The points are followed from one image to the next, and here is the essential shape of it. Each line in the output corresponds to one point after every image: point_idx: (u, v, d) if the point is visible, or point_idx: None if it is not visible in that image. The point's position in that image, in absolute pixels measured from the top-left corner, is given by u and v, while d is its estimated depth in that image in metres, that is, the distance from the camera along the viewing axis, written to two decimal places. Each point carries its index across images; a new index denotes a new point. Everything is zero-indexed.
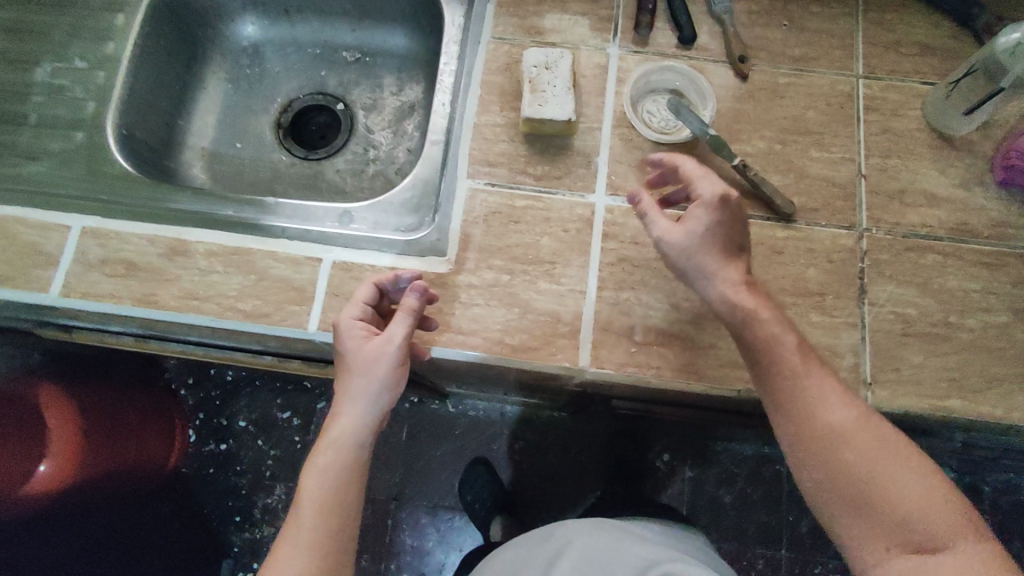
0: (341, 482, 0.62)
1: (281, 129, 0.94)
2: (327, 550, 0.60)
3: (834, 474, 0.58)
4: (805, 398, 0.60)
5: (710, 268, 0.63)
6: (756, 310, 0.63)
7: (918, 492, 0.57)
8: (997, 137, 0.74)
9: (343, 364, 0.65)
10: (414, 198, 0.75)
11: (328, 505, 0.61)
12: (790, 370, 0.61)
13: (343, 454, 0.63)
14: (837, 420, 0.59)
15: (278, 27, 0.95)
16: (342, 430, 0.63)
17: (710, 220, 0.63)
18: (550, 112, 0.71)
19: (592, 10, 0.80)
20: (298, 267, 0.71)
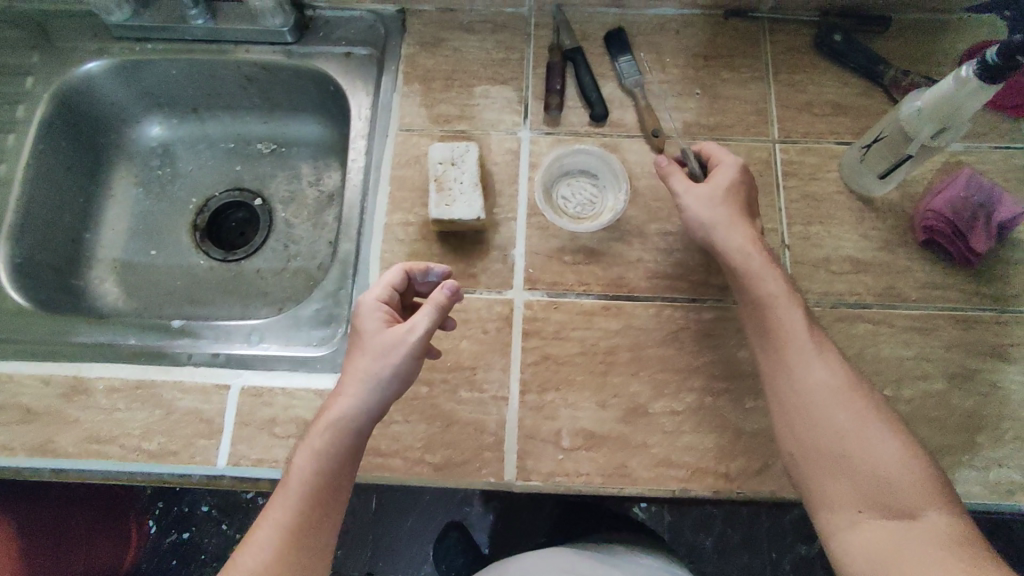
0: (331, 471, 0.56)
1: (197, 230, 0.90)
2: (300, 547, 0.54)
3: (818, 432, 0.57)
4: (801, 354, 0.59)
5: (730, 218, 0.65)
6: (765, 280, 0.62)
7: (899, 459, 0.56)
8: (916, 196, 0.73)
9: (355, 342, 0.60)
10: (327, 308, 0.72)
11: (315, 486, 0.56)
12: (793, 329, 0.60)
13: (341, 441, 0.57)
14: (829, 379, 0.58)
15: (186, 125, 0.92)
16: (342, 413, 0.57)
17: (735, 176, 0.67)
18: (458, 211, 0.68)
19: (500, 93, 0.78)
20: (207, 397, 0.68)
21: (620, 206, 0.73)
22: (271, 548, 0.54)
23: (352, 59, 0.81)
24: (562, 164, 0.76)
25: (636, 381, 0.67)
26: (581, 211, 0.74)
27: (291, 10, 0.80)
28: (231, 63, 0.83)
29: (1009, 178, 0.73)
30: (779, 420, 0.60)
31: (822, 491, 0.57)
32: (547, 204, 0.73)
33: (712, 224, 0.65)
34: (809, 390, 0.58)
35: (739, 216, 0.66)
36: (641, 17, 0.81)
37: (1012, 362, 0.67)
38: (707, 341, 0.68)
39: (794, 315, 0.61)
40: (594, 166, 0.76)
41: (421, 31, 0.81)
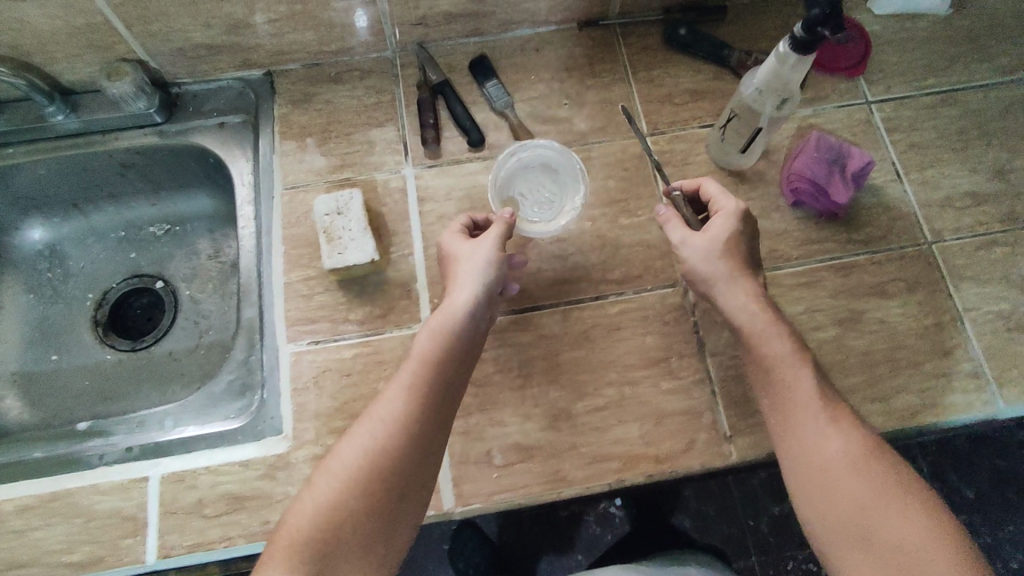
0: (447, 351, 0.60)
1: (99, 326, 0.87)
2: (416, 428, 0.57)
3: (838, 506, 0.56)
4: (815, 423, 0.59)
5: (731, 276, 0.64)
6: (774, 341, 0.61)
7: (916, 530, 0.54)
8: (780, 162, 0.78)
9: (448, 255, 0.66)
10: (240, 378, 0.71)
11: (435, 361, 0.60)
12: (799, 390, 0.60)
13: (458, 321, 0.61)
14: (845, 449, 0.57)
15: (71, 221, 0.89)
16: (455, 301, 0.62)
17: (736, 228, 0.65)
18: (351, 257, 0.69)
19: (379, 137, 0.80)
20: (126, 494, 0.64)
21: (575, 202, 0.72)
22: (392, 413, 0.57)
23: (227, 128, 0.82)
24: (538, 158, 0.75)
25: (555, 387, 0.69)
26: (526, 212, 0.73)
27: (155, 92, 0.80)
28: (102, 154, 0.82)
29: (856, 132, 0.80)
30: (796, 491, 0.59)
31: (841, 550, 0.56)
32: (498, 194, 0.73)
33: (712, 282, 0.64)
34: (824, 450, 0.58)
35: (737, 267, 0.64)
36: (500, 41, 0.85)
37: (892, 297, 0.72)
38: (617, 334, 0.71)
39: (801, 380, 0.60)
40: (550, 160, 0.75)
41: (290, 90, 0.83)
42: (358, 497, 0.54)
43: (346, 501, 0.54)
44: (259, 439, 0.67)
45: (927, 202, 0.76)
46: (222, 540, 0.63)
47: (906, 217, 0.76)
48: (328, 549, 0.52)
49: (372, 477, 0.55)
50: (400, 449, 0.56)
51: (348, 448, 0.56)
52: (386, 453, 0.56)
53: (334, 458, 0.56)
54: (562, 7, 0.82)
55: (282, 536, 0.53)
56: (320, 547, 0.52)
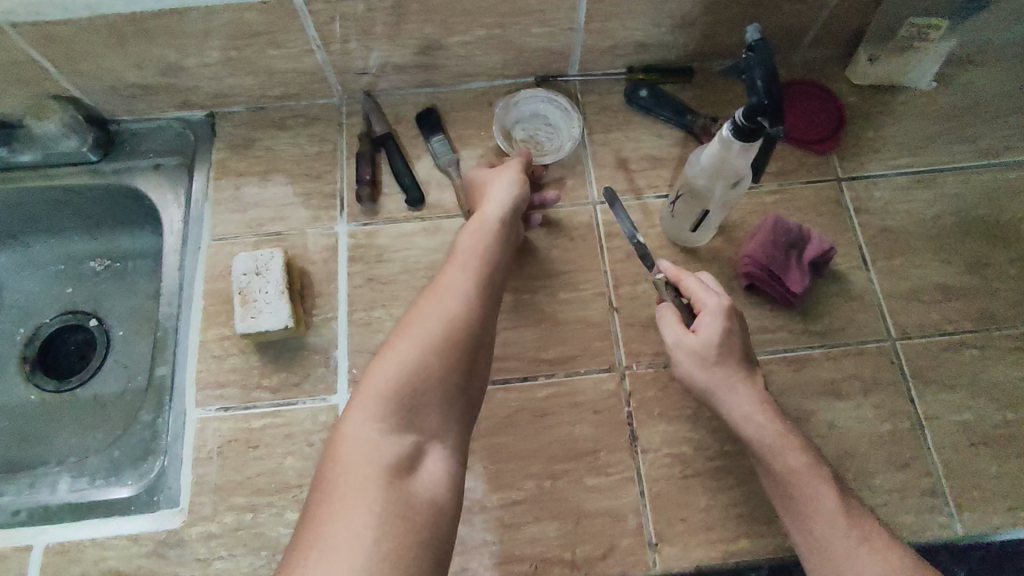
0: (496, 240, 0.61)
1: (27, 363, 0.84)
2: (486, 300, 0.56)
3: None
4: (846, 547, 0.52)
5: (729, 382, 0.59)
6: (787, 450, 0.57)
7: None
8: (736, 241, 0.73)
9: (479, 183, 0.69)
10: (144, 441, 0.68)
11: (484, 248, 0.60)
12: (823, 505, 0.54)
13: (500, 220, 0.63)
14: (883, 570, 0.51)
15: (8, 251, 0.86)
16: (495, 204, 0.64)
17: (722, 328, 0.59)
18: (265, 322, 0.66)
19: (316, 188, 0.76)
20: (4, 563, 0.61)
21: (579, 135, 0.77)
22: (459, 284, 0.56)
23: (162, 171, 0.79)
24: (529, 108, 0.79)
25: (470, 476, 0.64)
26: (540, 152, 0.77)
27: (88, 129, 0.77)
28: (33, 190, 0.79)
29: (823, 211, 0.74)
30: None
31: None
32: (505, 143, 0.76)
33: (709, 390, 0.60)
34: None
35: (734, 370, 0.59)
36: (453, 92, 0.81)
37: (846, 398, 0.67)
38: (543, 421, 0.66)
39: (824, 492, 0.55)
40: (542, 107, 0.79)
41: (232, 133, 0.80)
42: (443, 355, 0.51)
43: (437, 358, 0.50)
44: (153, 511, 0.63)
45: (894, 292, 0.71)
46: None
47: (870, 309, 0.70)
48: (421, 402, 0.49)
49: (454, 337, 0.52)
50: (478, 317, 0.54)
51: (426, 314, 0.53)
52: (466, 317, 0.54)
53: (416, 319, 0.53)
54: (517, 62, 0.78)
55: (367, 396, 0.48)
56: (413, 401, 0.48)
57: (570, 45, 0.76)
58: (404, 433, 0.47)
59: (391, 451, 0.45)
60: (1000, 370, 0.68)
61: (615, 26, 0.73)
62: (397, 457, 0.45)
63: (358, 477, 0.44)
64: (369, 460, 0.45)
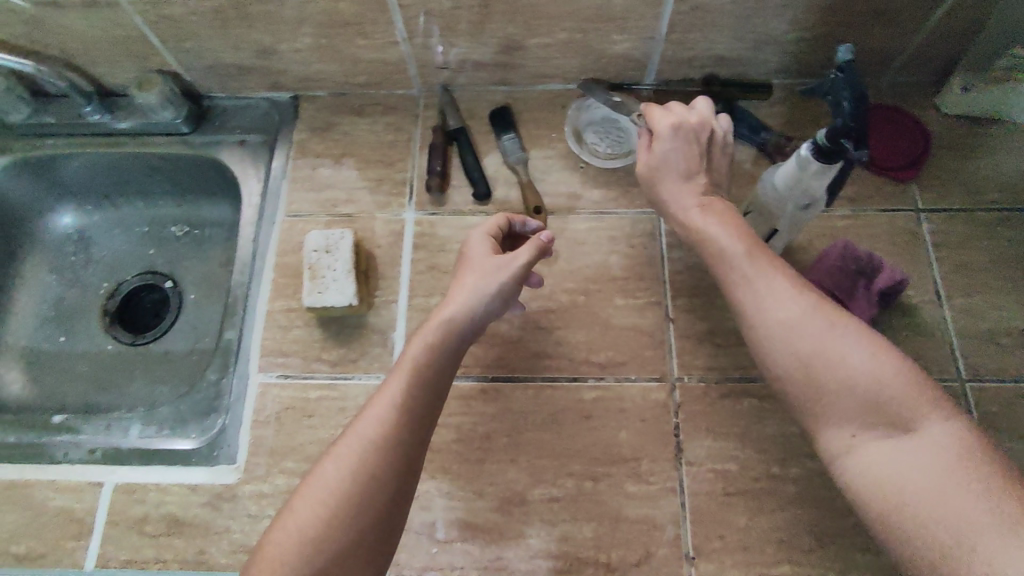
0: (440, 363, 0.57)
1: (108, 315, 0.89)
2: (397, 450, 0.53)
3: (798, 370, 0.53)
4: (807, 333, 0.53)
5: (667, 194, 0.65)
6: (719, 236, 0.60)
7: (878, 375, 0.50)
8: (802, 263, 0.72)
9: (466, 261, 0.63)
10: (208, 399, 0.72)
11: (423, 376, 0.56)
12: (782, 297, 0.55)
13: (452, 337, 0.58)
14: (792, 310, 0.54)
15: (102, 210, 0.93)
16: (453, 315, 0.59)
17: (664, 148, 0.65)
18: (330, 298, 0.69)
19: (388, 175, 0.79)
20: (78, 495, 0.66)
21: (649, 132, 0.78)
22: (377, 430, 0.53)
23: (246, 146, 0.83)
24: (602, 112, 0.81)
25: (512, 467, 0.65)
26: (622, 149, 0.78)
27: (183, 102, 0.82)
28: (131, 156, 0.85)
29: (896, 241, 0.72)
30: (798, 411, 0.54)
31: (862, 473, 0.49)
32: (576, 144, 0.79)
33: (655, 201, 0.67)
34: (825, 362, 0.51)
35: (700, 182, 0.65)
36: (528, 93, 0.83)
37: None
38: (587, 422, 0.67)
39: (781, 285, 0.55)
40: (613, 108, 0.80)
41: (313, 116, 0.84)
42: (334, 531, 0.49)
43: (336, 533, 0.49)
44: (212, 464, 0.67)
45: (966, 332, 0.68)
46: (156, 561, 0.63)
47: (939, 347, 0.67)
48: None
49: (355, 500, 0.51)
50: (384, 478, 0.52)
51: (326, 479, 0.51)
52: (368, 481, 0.51)
53: (318, 478, 0.52)
54: (594, 67, 0.79)
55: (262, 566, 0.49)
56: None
57: (648, 53, 0.76)
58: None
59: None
60: None
61: (696, 37, 0.73)
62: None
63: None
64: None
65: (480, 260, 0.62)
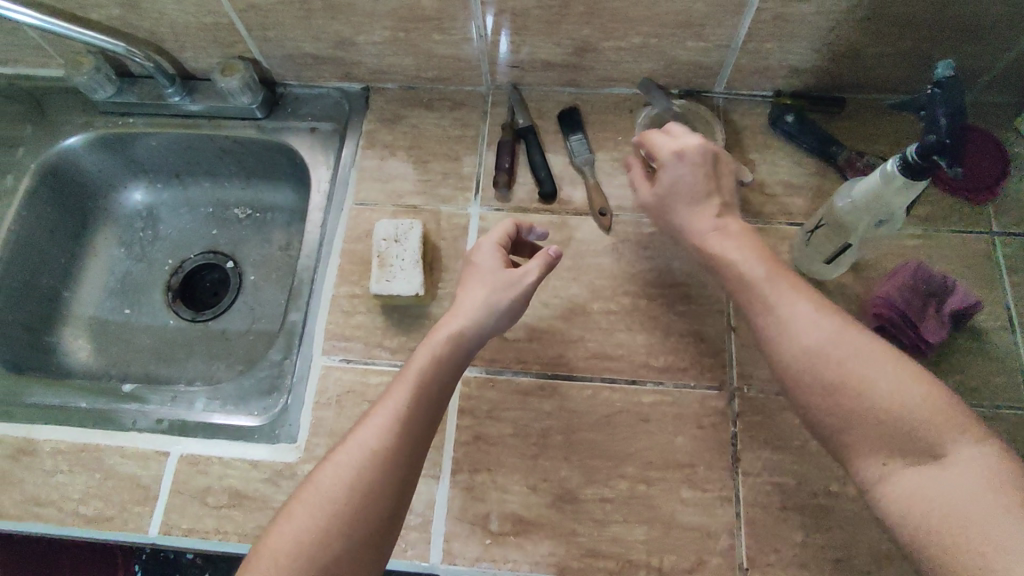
0: (443, 375, 0.59)
1: (171, 291, 0.92)
2: (394, 465, 0.54)
3: (823, 393, 0.53)
4: (834, 355, 0.53)
5: (684, 217, 0.67)
6: (746, 263, 0.61)
7: (906, 396, 0.50)
8: (869, 280, 0.71)
9: (474, 273, 0.65)
10: (270, 377, 0.73)
11: (429, 386, 0.58)
12: (809, 318, 0.55)
13: (458, 351, 0.60)
14: (818, 332, 0.54)
15: (170, 189, 0.96)
16: (460, 328, 0.61)
17: (674, 174, 0.67)
18: (397, 287, 0.70)
19: (455, 169, 0.80)
20: (145, 462, 0.68)
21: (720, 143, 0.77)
22: (380, 439, 0.54)
23: (317, 134, 0.85)
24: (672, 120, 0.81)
25: (567, 465, 0.66)
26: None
27: (260, 89, 0.84)
28: (205, 138, 0.87)
29: (968, 263, 0.71)
30: (827, 437, 0.54)
31: (897, 500, 0.49)
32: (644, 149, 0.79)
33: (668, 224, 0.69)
34: (851, 384, 0.52)
35: (713, 204, 0.67)
36: (596, 95, 0.83)
37: None
38: (644, 426, 0.67)
39: (807, 309, 0.56)
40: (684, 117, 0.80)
41: (382, 108, 0.85)
42: (331, 539, 0.50)
43: (335, 541, 0.50)
44: (273, 442, 0.69)
45: None
46: (216, 532, 0.65)
47: (1009, 374, 0.66)
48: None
49: (356, 509, 0.52)
50: (380, 490, 0.53)
51: (324, 486, 0.52)
52: (370, 488, 0.53)
53: (320, 485, 0.53)
54: (665, 72, 0.79)
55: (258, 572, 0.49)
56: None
57: (722, 62, 0.76)
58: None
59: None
60: None
61: (773, 48, 0.73)
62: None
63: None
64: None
65: (489, 274, 0.64)
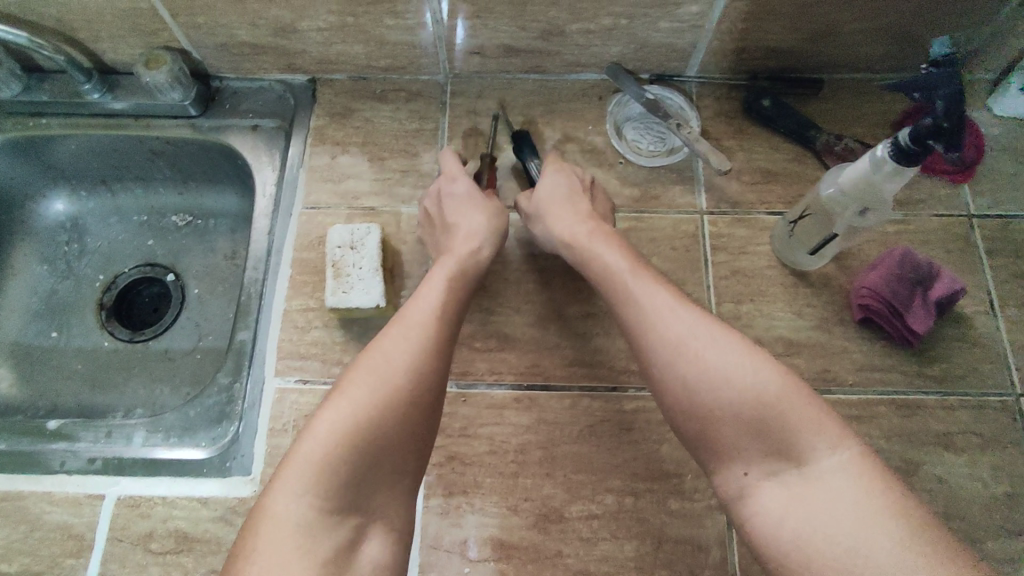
0: (465, 286, 0.62)
1: (104, 309, 0.83)
2: (440, 354, 0.55)
3: (676, 391, 0.53)
4: (690, 358, 0.52)
5: (559, 215, 0.65)
6: (604, 256, 0.62)
7: (757, 385, 0.50)
8: (851, 269, 0.68)
9: (462, 197, 0.67)
10: (219, 405, 0.66)
11: (457, 291, 0.61)
12: (666, 321, 0.55)
13: (475, 267, 0.64)
14: (672, 326, 0.54)
15: (97, 197, 0.86)
16: (473, 248, 0.64)
17: (554, 176, 0.68)
18: (355, 299, 0.64)
19: (413, 166, 0.75)
20: (78, 508, 0.61)
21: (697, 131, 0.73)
22: (426, 326, 0.56)
23: (259, 132, 0.77)
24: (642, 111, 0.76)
25: (549, 482, 0.61)
26: (677, 144, 0.74)
27: (191, 84, 0.76)
28: (133, 138, 0.78)
29: (949, 249, 0.69)
30: (692, 446, 0.54)
31: (752, 514, 0.49)
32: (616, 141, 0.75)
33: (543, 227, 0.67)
34: (707, 380, 0.51)
35: (585, 207, 0.66)
36: (561, 82, 0.78)
37: (960, 452, 0.62)
38: (628, 435, 0.63)
39: (666, 305, 0.56)
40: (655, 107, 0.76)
41: (332, 101, 0.78)
42: (373, 442, 0.49)
43: (387, 419, 0.50)
44: (224, 476, 0.62)
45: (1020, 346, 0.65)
46: None
47: (994, 361, 0.65)
48: (347, 485, 0.48)
49: (411, 391, 0.52)
50: (421, 394, 0.52)
51: (361, 381, 0.52)
52: (423, 373, 0.53)
53: (368, 366, 0.53)
54: (634, 56, 0.74)
55: (294, 471, 0.48)
56: (339, 485, 0.48)
57: (695, 44, 0.72)
58: (333, 522, 0.47)
59: (317, 543, 0.46)
60: None
61: (749, 28, 0.68)
62: (327, 551, 0.46)
63: (278, 567, 0.44)
64: (294, 549, 0.45)
65: (465, 194, 0.67)
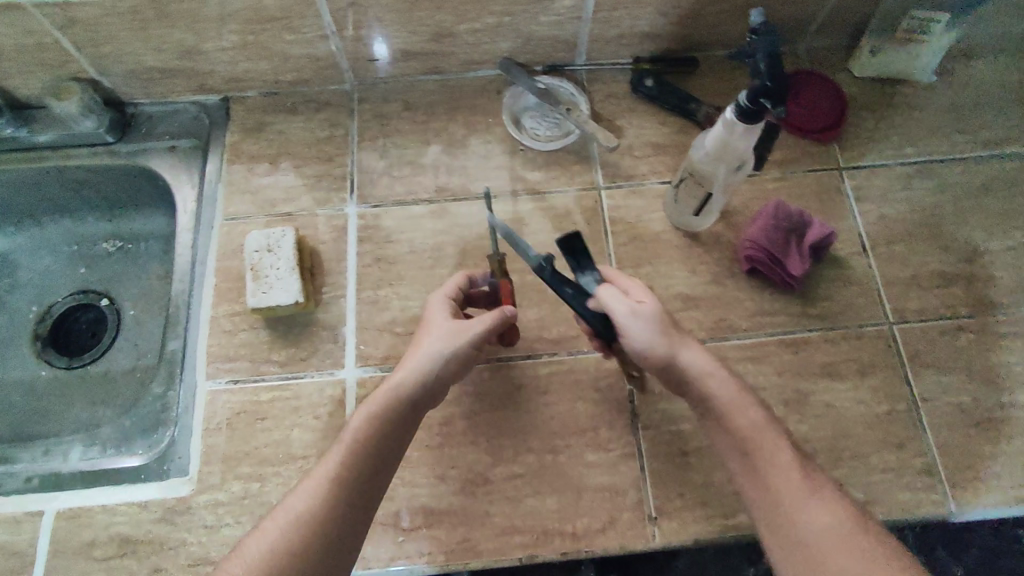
0: (390, 426, 0.53)
1: (39, 340, 0.84)
2: (333, 517, 0.49)
3: (766, 499, 0.52)
4: (779, 474, 0.52)
5: (648, 336, 0.56)
6: (694, 364, 0.56)
7: (832, 524, 0.49)
8: (737, 226, 0.74)
9: (424, 323, 0.59)
10: (154, 413, 0.71)
11: (375, 437, 0.52)
12: (758, 433, 0.54)
13: (404, 405, 0.54)
14: (767, 436, 0.54)
15: (26, 231, 0.88)
16: (407, 382, 0.55)
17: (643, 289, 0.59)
18: (275, 297, 0.68)
19: (327, 170, 0.79)
20: (18, 526, 0.62)
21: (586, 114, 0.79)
22: (322, 487, 0.49)
23: (177, 152, 0.81)
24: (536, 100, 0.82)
25: (473, 449, 0.65)
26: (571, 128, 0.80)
27: (104, 111, 0.79)
28: (53, 169, 0.80)
29: (823, 199, 0.76)
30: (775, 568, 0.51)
31: None
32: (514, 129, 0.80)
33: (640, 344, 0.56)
34: (792, 513, 0.50)
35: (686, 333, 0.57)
36: (461, 80, 0.83)
37: (844, 379, 0.68)
38: (544, 398, 0.67)
39: (764, 419, 0.55)
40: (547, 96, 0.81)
41: (244, 117, 0.82)
42: None
43: None
44: (163, 479, 0.65)
45: (891, 279, 0.72)
46: None
47: (868, 295, 0.71)
48: None
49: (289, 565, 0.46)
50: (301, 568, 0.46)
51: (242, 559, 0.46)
52: (305, 540, 0.47)
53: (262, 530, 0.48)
54: (524, 50, 0.80)
55: None
56: None
57: (577, 34, 0.78)
58: None
59: None
60: (994, 355, 0.69)
61: (621, 15, 0.75)
62: None
63: None
64: None
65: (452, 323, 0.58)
